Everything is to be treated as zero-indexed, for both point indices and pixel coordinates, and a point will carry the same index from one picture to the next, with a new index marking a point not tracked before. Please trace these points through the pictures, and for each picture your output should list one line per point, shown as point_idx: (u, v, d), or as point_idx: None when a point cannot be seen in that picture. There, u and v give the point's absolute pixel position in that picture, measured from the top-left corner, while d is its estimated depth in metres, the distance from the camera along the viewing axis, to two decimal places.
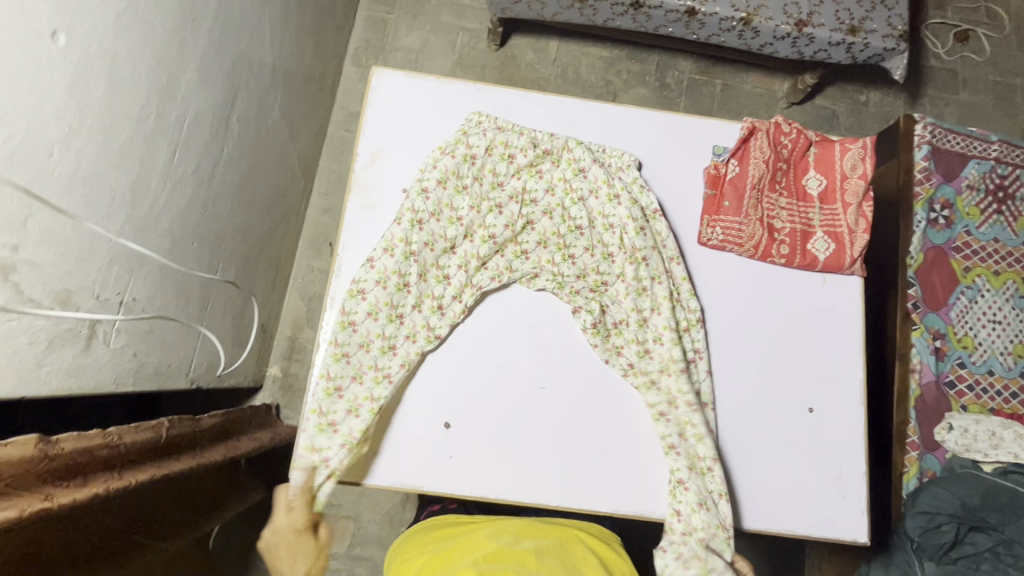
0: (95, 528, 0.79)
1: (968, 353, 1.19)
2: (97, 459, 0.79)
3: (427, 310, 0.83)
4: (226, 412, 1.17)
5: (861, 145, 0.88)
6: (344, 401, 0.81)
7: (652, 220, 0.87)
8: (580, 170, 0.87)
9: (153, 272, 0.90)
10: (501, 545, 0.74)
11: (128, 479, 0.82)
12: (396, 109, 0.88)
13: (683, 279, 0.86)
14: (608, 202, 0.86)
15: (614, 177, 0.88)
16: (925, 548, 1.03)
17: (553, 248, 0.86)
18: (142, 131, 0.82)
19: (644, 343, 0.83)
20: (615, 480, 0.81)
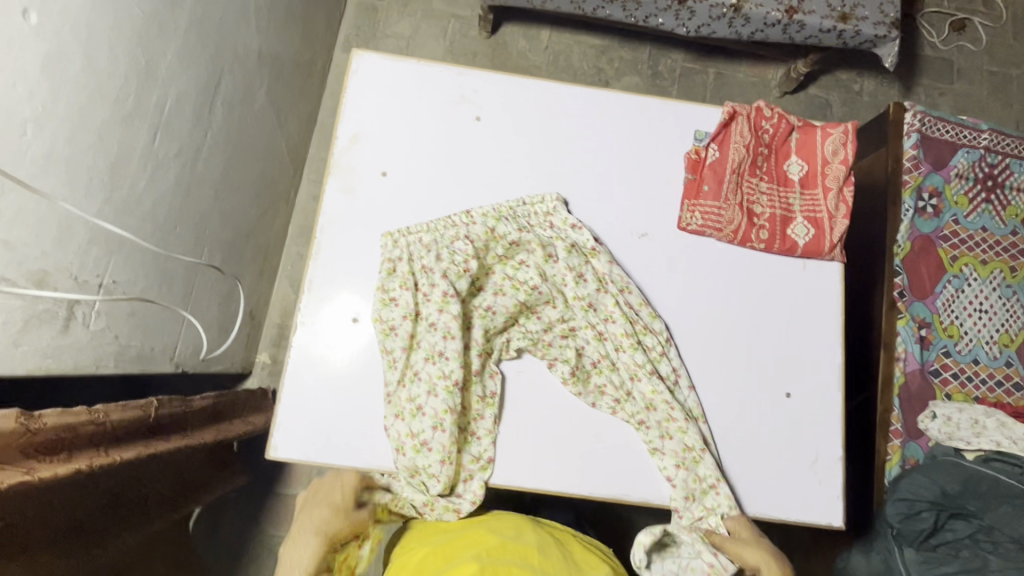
0: (77, 505, 0.80)
1: (953, 342, 1.19)
2: (81, 436, 0.79)
3: (421, 328, 0.79)
4: (220, 395, 1.17)
5: (842, 129, 0.87)
6: (314, 418, 0.79)
7: (590, 259, 0.84)
8: (514, 244, 0.82)
9: (134, 254, 0.90)
10: (507, 540, 0.69)
11: (113, 457, 0.82)
12: (376, 91, 0.88)
13: (640, 305, 0.83)
14: (544, 264, 0.82)
15: (538, 228, 0.84)
16: (904, 535, 1.04)
17: (529, 271, 0.82)
18: (120, 112, 0.82)
19: (621, 386, 0.81)
20: (614, 469, 0.80)
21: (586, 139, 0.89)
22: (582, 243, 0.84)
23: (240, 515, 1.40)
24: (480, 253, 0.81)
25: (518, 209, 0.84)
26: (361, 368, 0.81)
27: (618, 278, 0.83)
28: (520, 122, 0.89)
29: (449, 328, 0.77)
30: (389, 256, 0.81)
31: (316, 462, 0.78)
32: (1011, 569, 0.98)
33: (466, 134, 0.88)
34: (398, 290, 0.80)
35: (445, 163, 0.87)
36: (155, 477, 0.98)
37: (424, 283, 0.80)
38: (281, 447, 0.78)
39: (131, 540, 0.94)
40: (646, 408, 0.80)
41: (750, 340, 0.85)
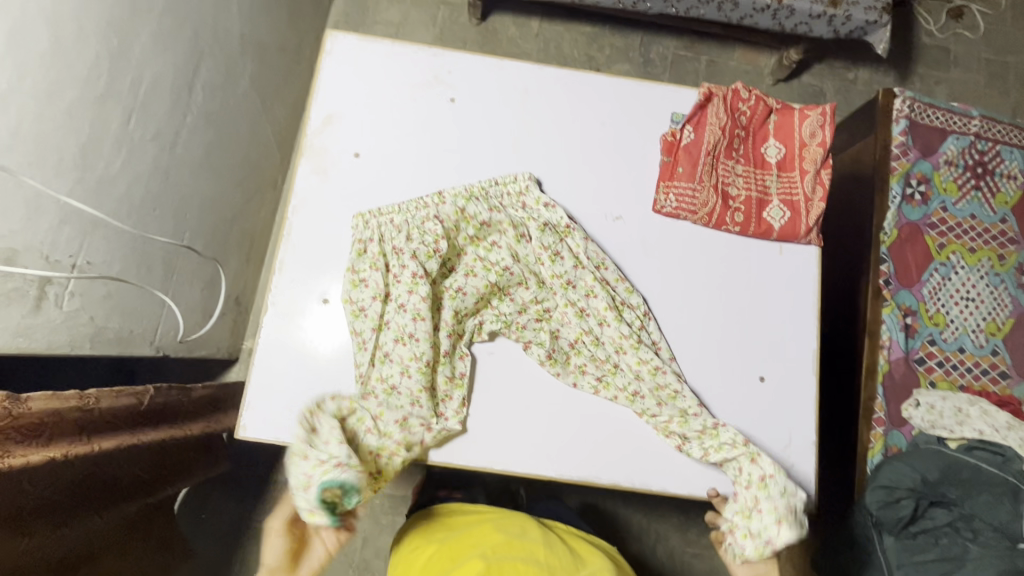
0: (59, 493, 0.82)
1: (939, 330, 1.18)
2: (69, 422, 0.83)
3: (389, 306, 0.79)
4: (218, 387, 1.25)
5: (820, 111, 0.86)
6: (284, 400, 0.79)
7: (565, 237, 0.83)
8: (484, 224, 0.82)
9: (110, 236, 0.90)
10: (504, 539, 0.92)
11: (92, 445, 0.86)
12: (348, 71, 0.88)
13: (617, 281, 0.83)
14: (516, 244, 0.82)
15: (510, 209, 0.84)
16: (883, 523, 1.03)
17: (506, 248, 0.82)
18: (91, 92, 0.82)
19: (606, 360, 0.82)
20: (588, 449, 0.80)
21: (562, 121, 0.88)
22: (555, 222, 0.84)
23: (227, 500, 1.41)
24: (449, 234, 0.81)
25: (490, 190, 0.84)
26: (331, 349, 0.81)
27: (593, 255, 0.83)
28: (495, 105, 0.88)
29: (418, 310, 0.77)
30: (359, 237, 0.81)
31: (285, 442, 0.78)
32: (992, 555, 0.96)
33: (440, 115, 0.87)
34: (366, 273, 0.80)
35: (417, 145, 0.86)
36: (135, 461, 0.99)
37: (393, 266, 0.80)
38: (250, 427, 0.78)
39: (104, 524, 0.94)
40: (635, 378, 0.81)
41: (724, 324, 0.85)
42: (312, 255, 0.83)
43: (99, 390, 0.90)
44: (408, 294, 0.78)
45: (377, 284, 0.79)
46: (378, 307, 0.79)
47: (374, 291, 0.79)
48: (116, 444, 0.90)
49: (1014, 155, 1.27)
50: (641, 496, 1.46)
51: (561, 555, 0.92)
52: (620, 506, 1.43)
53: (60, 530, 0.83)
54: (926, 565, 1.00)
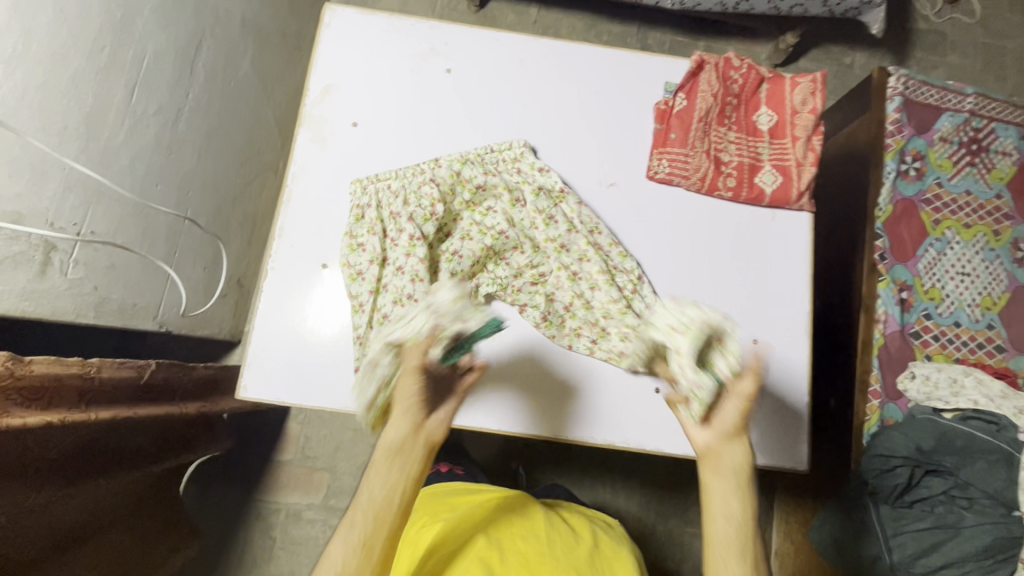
0: (51, 455, 0.83)
1: (934, 305, 1.18)
2: (68, 387, 0.83)
3: (386, 268, 0.80)
4: (227, 368, 1.24)
5: (811, 78, 0.87)
6: (283, 360, 0.83)
7: (560, 202, 0.85)
8: (480, 188, 0.84)
9: (113, 208, 0.92)
10: (504, 518, 0.92)
11: (90, 414, 0.86)
12: (347, 43, 0.90)
13: (610, 246, 0.84)
14: (510, 208, 0.84)
15: (506, 173, 0.85)
16: (879, 491, 1.05)
17: (502, 213, 0.84)
18: (95, 63, 0.85)
19: (596, 323, 0.82)
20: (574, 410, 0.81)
21: (556, 93, 0.90)
22: (551, 186, 0.86)
23: (229, 482, 1.42)
24: (445, 199, 0.83)
25: (485, 156, 0.86)
26: (333, 318, 0.84)
27: (587, 219, 0.85)
28: (491, 75, 0.90)
29: (416, 271, 0.79)
30: (358, 203, 0.84)
31: (283, 401, 0.82)
32: (987, 523, 0.97)
33: (437, 85, 0.89)
34: (364, 237, 0.82)
35: (415, 114, 0.88)
36: (135, 432, 1.00)
37: (391, 231, 0.82)
38: (250, 388, 0.82)
39: (99, 491, 0.96)
40: (621, 342, 0.80)
41: (715, 289, 0.86)
42: (309, 218, 0.85)
43: (102, 359, 0.90)
44: (405, 257, 0.80)
45: (375, 247, 0.81)
46: (375, 270, 0.80)
47: (372, 255, 0.81)
48: (115, 416, 0.91)
49: (1008, 132, 1.25)
50: (639, 478, 1.46)
51: (561, 531, 0.92)
52: (618, 487, 1.44)
53: (64, 491, 0.87)
54: (920, 534, 1.01)
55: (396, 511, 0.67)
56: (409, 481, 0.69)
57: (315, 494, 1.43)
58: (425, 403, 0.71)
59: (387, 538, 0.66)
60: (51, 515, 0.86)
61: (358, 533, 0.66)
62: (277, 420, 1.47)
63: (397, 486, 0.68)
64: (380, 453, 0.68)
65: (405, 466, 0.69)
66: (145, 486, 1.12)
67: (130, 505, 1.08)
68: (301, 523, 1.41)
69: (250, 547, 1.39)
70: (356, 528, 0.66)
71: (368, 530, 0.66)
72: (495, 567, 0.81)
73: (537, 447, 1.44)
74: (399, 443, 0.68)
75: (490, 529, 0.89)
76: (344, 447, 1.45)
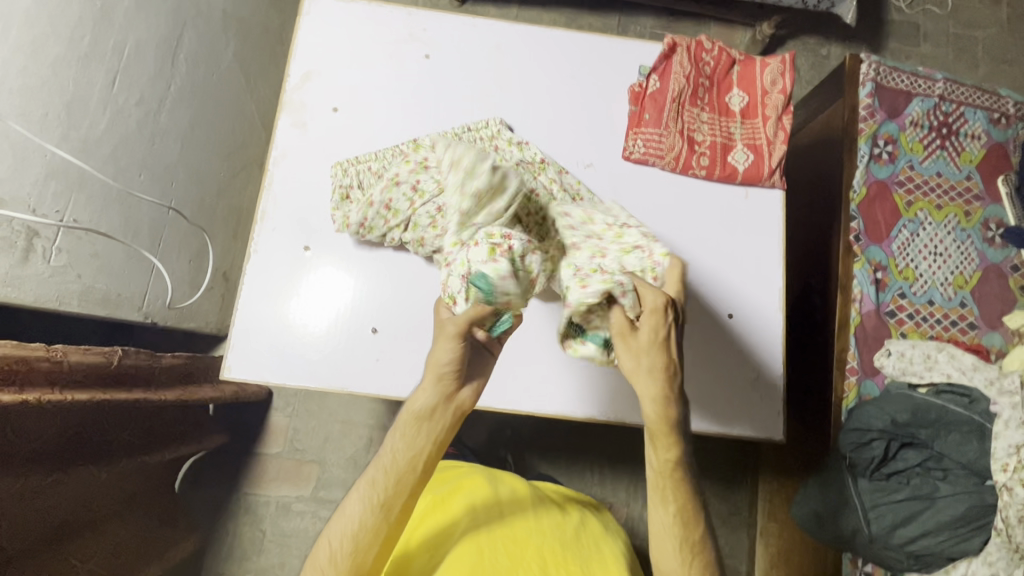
0: (27, 437, 0.84)
1: (908, 284, 1.19)
2: (36, 371, 0.83)
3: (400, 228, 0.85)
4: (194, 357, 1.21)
5: (779, 60, 0.95)
6: (269, 341, 0.87)
7: (540, 172, 0.91)
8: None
9: (97, 195, 0.95)
10: (489, 496, 0.90)
11: (65, 396, 0.86)
12: (326, 31, 0.96)
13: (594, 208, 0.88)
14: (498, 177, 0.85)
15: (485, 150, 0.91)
16: (856, 464, 1.07)
17: None
18: (76, 52, 0.90)
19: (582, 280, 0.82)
20: (533, 388, 0.93)
21: (535, 74, 0.95)
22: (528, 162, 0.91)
23: (218, 476, 1.43)
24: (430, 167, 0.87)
25: (463, 135, 0.91)
26: (323, 304, 0.88)
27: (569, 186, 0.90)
28: (469, 59, 0.96)
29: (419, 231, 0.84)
30: (340, 183, 0.89)
31: (267, 380, 0.86)
32: (961, 493, 0.99)
33: (416, 69, 0.95)
34: (388, 195, 0.84)
35: (399, 98, 0.94)
36: (113, 419, 1.00)
37: (404, 195, 0.84)
38: (234, 368, 0.86)
39: (86, 482, 0.96)
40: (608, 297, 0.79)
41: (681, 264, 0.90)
42: (291, 198, 0.91)
43: (68, 345, 0.90)
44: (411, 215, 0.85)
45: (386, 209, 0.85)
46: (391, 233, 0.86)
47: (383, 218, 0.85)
48: (91, 399, 0.90)
49: (977, 116, 1.27)
50: (626, 465, 1.47)
51: (548, 510, 0.91)
52: (606, 473, 1.45)
53: (54, 477, 0.90)
54: (897, 504, 1.03)
55: (417, 476, 0.72)
56: (431, 449, 0.72)
57: (305, 486, 1.43)
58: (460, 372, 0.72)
59: (403, 501, 0.71)
60: (41, 503, 0.88)
61: (375, 490, 0.71)
62: (264, 414, 1.47)
63: (419, 451, 0.71)
64: (407, 415, 0.72)
65: (428, 433, 0.72)
66: (136, 479, 1.13)
67: (120, 496, 1.09)
68: (290, 516, 1.41)
69: (240, 540, 1.39)
70: (373, 485, 0.71)
71: (386, 489, 0.71)
72: (479, 547, 0.81)
73: (525, 434, 1.46)
74: (428, 406, 0.71)
75: (475, 509, 0.87)
76: (332, 439, 1.46)
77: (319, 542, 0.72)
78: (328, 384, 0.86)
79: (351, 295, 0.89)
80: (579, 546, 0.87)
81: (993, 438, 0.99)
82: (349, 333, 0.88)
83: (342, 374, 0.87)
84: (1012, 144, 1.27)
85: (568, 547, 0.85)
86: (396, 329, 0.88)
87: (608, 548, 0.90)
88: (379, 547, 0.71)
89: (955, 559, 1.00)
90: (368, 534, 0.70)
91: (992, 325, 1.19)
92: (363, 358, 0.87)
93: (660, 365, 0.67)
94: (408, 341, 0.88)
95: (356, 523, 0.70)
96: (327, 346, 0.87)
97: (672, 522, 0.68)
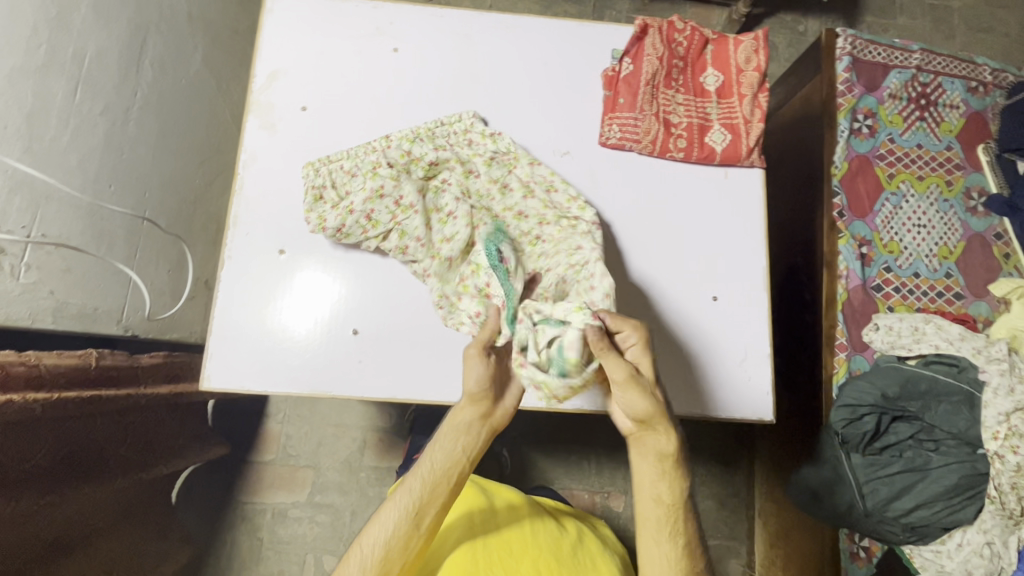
0: (20, 445, 0.83)
1: (894, 258, 1.18)
2: (15, 376, 0.81)
3: (382, 234, 0.85)
4: (172, 356, 1.18)
5: (752, 37, 0.94)
6: (250, 350, 0.86)
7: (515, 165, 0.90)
8: (432, 163, 0.87)
9: (65, 209, 0.93)
10: (483, 505, 0.89)
11: (51, 397, 0.86)
12: (290, 28, 0.95)
13: (569, 202, 0.87)
14: (464, 180, 0.88)
15: (459, 146, 0.90)
16: (849, 440, 1.06)
17: (459, 174, 0.88)
18: (33, 61, 0.87)
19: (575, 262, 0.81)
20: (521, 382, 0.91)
21: (507, 63, 0.95)
22: (501, 155, 0.90)
23: (212, 483, 1.42)
24: (408, 168, 0.87)
25: (436, 130, 0.90)
26: (309, 308, 0.87)
27: (541, 178, 0.89)
28: (441, 51, 0.95)
29: (408, 231, 0.84)
30: (312, 184, 0.87)
31: (248, 388, 0.85)
32: (953, 463, 0.99)
33: (386, 64, 0.94)
34: (371, 206, 0.84)
35: (371, 94, 0.93)
36: (105, 430, 0.99)
37: (386, 207, 0.84)
38: (213, 376, 0.85)
39: (84, 498, 0.95)
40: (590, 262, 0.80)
41: (659, 249, 0.90)
42: (264, 201, 0.89)
43: (43, 352, 0.89)
44: (397, 219, 0.84)
45: (364, 214, 0.84)
46: (368, 241, 0.85)
47: (363, 224, 0.84)
48: (79, 397, 0.91)
49: (955, 85, 1.26)
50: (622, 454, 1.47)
51: (545, 523, 0.90)
52: (603, 462, 1.45)
53: (44, 500, 0.87)
54: (892, 477, 1.02)
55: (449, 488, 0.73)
56: (466, 460, 0.73)
57: (300, 492, 1.42)
58: (492, 390, 0.73)
59: (434, 512, 0.72)
60: (30, 527, 0.86)
61: (410, 498, 0.71)
62: (255, 421, 1.46)
63: (457, 465, 0.72)
64: (448, 427, 0.73)
65: (467, 446, 0.73)
66: (132, 495, 1.11)
67: (116, 515, 1.07)
68: (287, 522, 1.40)
69: (238, 550, 1.38)
70: (411, 494, 0.71)
71: (422, 497, 0.71)
72: (478, 556, 0.80)
73: (517, 428, 1.45)
74: (469, 422, 0.73)
75: (472, 517, 0.86)
76: (325, 443, 1.45)
77: (347, 555, 0.70)
78: (308, 388, 0.85)
79: (338, 299, 0.88)
80: (574, 563, 0.85)
81: (982, 406, 0.99)
82: (330, 336, 0.87)
83: (324, 377, 0.85)
84: (990, 112, 1.27)
85: (564, 564, 0.84)
86: (378, 326, 0.87)
87: (603, 566, 0.87)
88: (406, 557, 0.71)
89: (950, 529, 1.00)
90: (399, 543, 0.70)
91: (978, 295, 1.19)
92: (345, 359, 0.86)
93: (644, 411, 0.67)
94: (388, 341, 0.87)
95: (390, 531, 0.70)
96: (310, 350, 0.86)
97: (677, 557, 0.67)
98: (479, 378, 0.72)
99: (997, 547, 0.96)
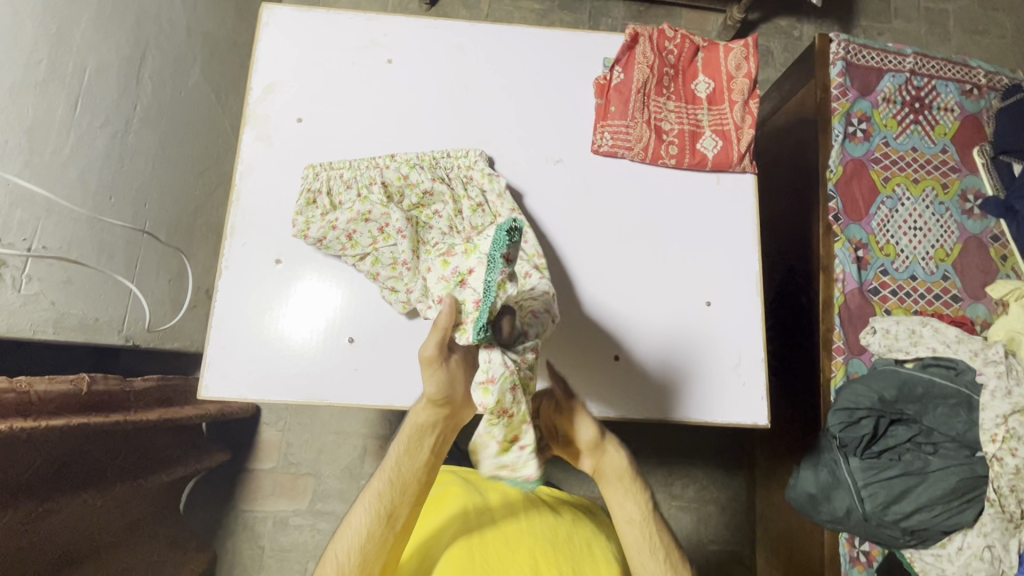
0: (9, 469, 0.82)
1: (890, 261, 1.19)
2: (5, 404, 0.82)
3: (364, 252, 0.87)
4: (167, 380, 1.19)
5: (742, 44, 0.95)
6: (246, 360, 0.87)
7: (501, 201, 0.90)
8: (426, 193, 0.89)
9: (66, 222, 0.94)
10: (479, 500, 0.90)
11: (37, 423, 0.85)
12: (287, 40, 0.97)
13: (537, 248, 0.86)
14: (452, 219, 0.89)
15: (457, 181, 0.90)
16: (846, 444, 1.04)
17: (453, 208, 0.89)
18: (34, 76, 0.89)
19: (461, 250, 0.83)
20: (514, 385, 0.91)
21: (499, 74, 0.97)
22: (489, 202, 0.90)
23: (211, 493, 1.42)
24: (400, 199, 0.89)
25: (441, 160, 0.90)
26: (310, 316, 0.88)
27: (519, 224, 0.88)
28: (434, 62, 0.97)
29: (395, 259, 0.86)
30: (310, 186, 0.89)
31: (246, 398, 0.86)
32: (952, 465, 0.98)
33: (378, 74, 0.96)
34: (353, 227, 0.86)
35: (365, 103, 0.95)
36: (103, 444, 1.00)
37: (370, 231, 0.87)
38: (212, 387, 0.86)
39: (85, 512, 0.96)
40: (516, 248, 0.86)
41: (649, 260, 0.91)
42: (256, 213, 0.90)
43: (33, 377, 0.89)
44: (378, 244, 0.87)
45: (348, 233, 0.86)
46: (348, 259, 0.87)
47: (345, 243, 0.87)
48: (67, 423, 0.89)
49: (949, 88, 1.26)
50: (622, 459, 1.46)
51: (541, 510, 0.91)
52: None
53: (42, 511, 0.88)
54: (890, 481, 1.00)
55: (419, 487, 0.73)
56: (433, 459, 0.74)
57: (301, 500, 1.43)
58: (454, 394, 0.69)
59: (408, 510, 0.73)
60: (34, 538, 0.87)
61: (381, 501, 0.71)
62: (256, 430, 1.46)
63: (423, 463, 0.73)
64: (411, 428, 0.71)
65: (430, 445, 0.73)
66: (137, 506, 1.13)
67: (125, 527, 1.09)
68: (288, 530, 1.41)
69: (240, 558, 1.39)
70: (378, 498, 0.71)
71: (392, 500, 0.72)
72: (473, 551, 0.81)
73: None
74: (431, 425, 0.71)
75: (467, 512, 0.87)
76: (325, 450, 1.45)
77: (324, 560, 0.71)
78: (304, 397, 0.86)
79: (339, 309, 0.89)
80: (572, 548, 0.86)
81: (980, 409, 0.99)
82: (327, 345, 0.88)
83: (318, 385, 0.86)
84: (985, 115, 1.27)
85: (562, 549, 0.84)
86: (374, 335, 0.88)
87: (600, 552, 0.87)
88: (385, 557, 0.72)
89: (950, 533, 1.00)
90: (375, 546, 0.71)
91: (976, 297, 1.19)
92: (341, 369, 0.87)
93: (589, 440, 0.71)
94: (384, 351, 0.88)
95: (363, 535, 0.71)
96: (308, 360, 0.87)
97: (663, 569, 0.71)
98: (441, 386, 0.67)
99: (997, 551, 0.95)
